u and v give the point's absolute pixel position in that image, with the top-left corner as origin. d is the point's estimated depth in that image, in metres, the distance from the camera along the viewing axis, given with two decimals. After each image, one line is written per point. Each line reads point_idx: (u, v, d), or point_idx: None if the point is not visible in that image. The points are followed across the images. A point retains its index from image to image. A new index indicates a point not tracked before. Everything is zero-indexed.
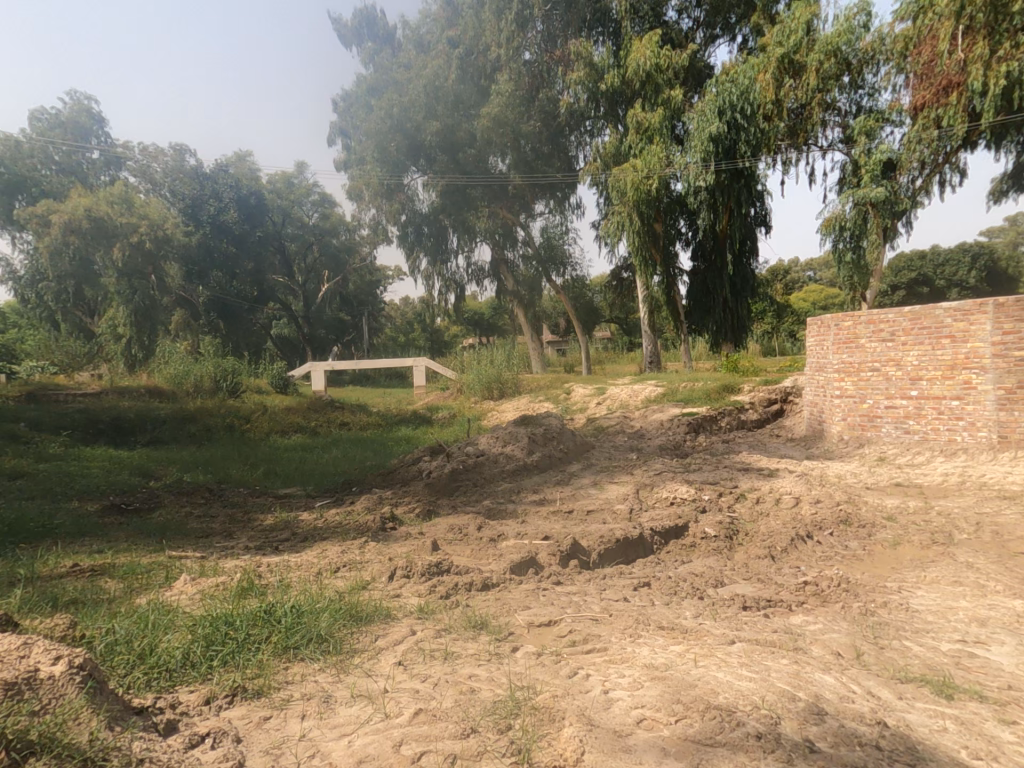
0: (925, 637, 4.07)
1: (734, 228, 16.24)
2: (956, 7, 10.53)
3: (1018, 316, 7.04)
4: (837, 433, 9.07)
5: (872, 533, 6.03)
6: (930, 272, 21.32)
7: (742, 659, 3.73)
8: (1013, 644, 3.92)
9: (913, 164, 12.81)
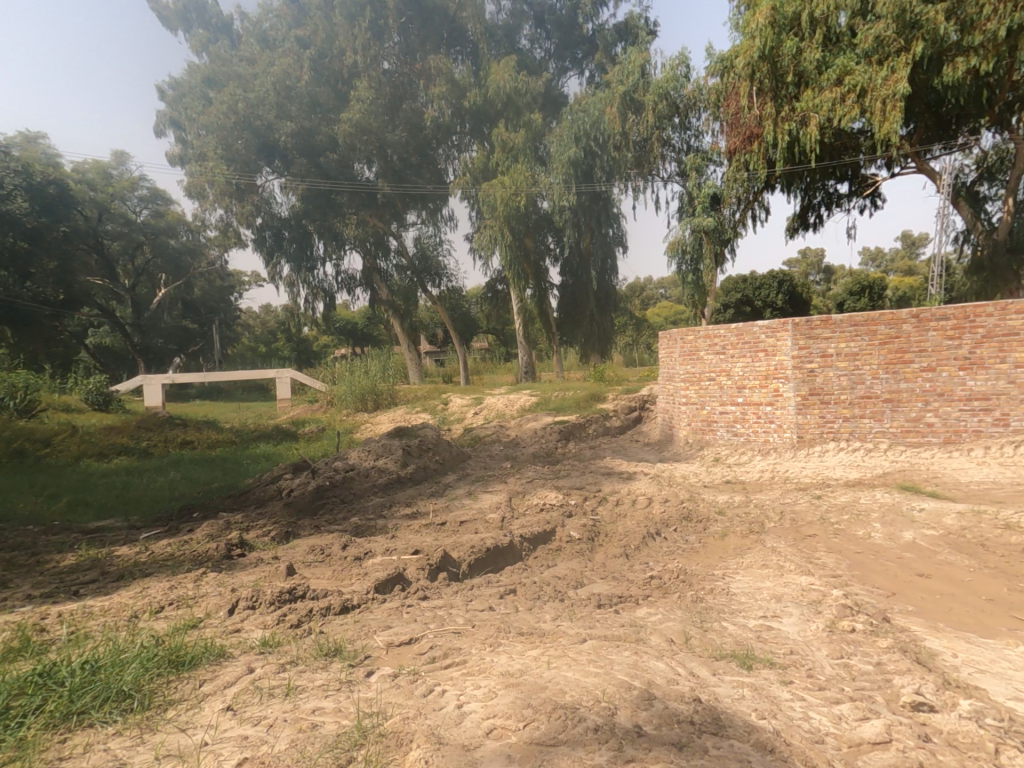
0: (738, 617, 4.63)
1: (597, 247, 17.69)
2: (749, 71, 12.37)
3: (809, 335, 8.39)
4: (683, 437, 10.06)
5: (707, 526, 6.74)
6: (750, 293, 24.62)
7: (590, 656, 3.90)
8: (798, 614, 4.61)
9: (732, 199, 14.84)
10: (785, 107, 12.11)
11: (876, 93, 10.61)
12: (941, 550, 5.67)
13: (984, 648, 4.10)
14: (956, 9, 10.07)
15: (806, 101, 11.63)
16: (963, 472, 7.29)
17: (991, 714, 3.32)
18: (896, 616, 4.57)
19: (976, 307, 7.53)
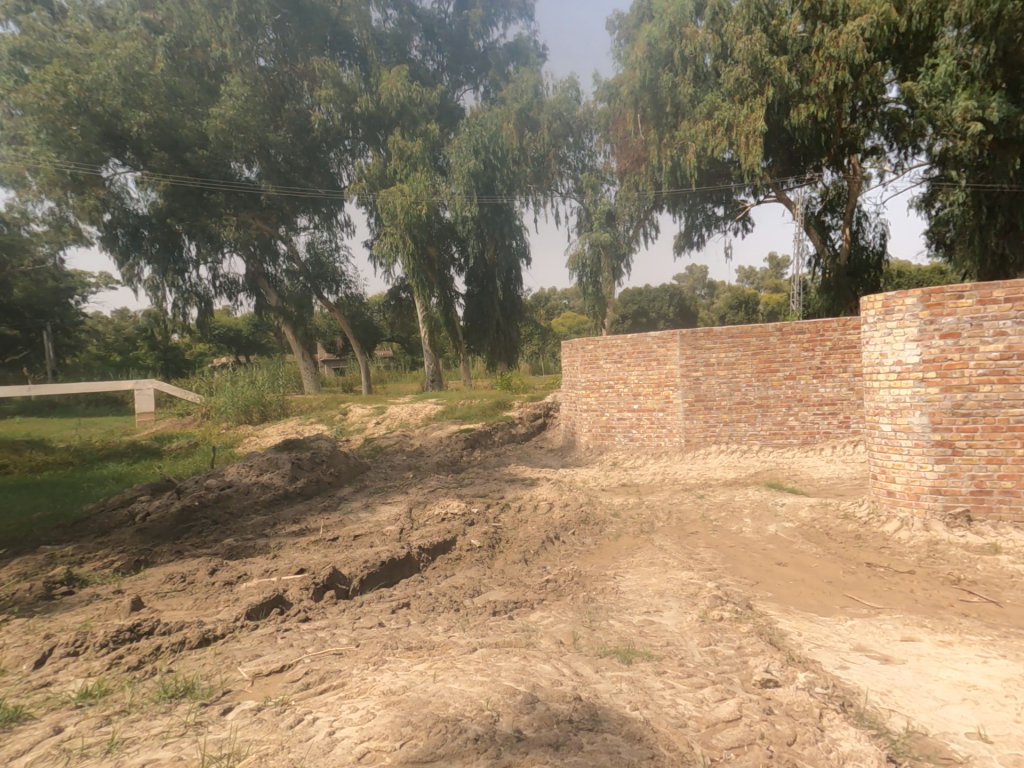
0: (624, 614, 4.86)
1: (501, 257, 18.49)
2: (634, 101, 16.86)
3: (695, 345, 9.09)
4: (584, 442, 10.46)
5: (603, 528, 7.04)
6: (645, 305, 26.33)
7: (479, 665, 3.88)
8: (677, 607, 4.92)
9: (625, 215, 18.73)
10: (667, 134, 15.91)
11: (741, 128, 13.31)
12: (797, 539, 6.35)
13: (825, 625, 4.63)
14: (796, 62, 12.58)
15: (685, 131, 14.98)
16: (816, 470, 8.21)
17: (822, 683, 3.75)
18: (757, 603, 5.04)
19: (824, 324, 8.56)
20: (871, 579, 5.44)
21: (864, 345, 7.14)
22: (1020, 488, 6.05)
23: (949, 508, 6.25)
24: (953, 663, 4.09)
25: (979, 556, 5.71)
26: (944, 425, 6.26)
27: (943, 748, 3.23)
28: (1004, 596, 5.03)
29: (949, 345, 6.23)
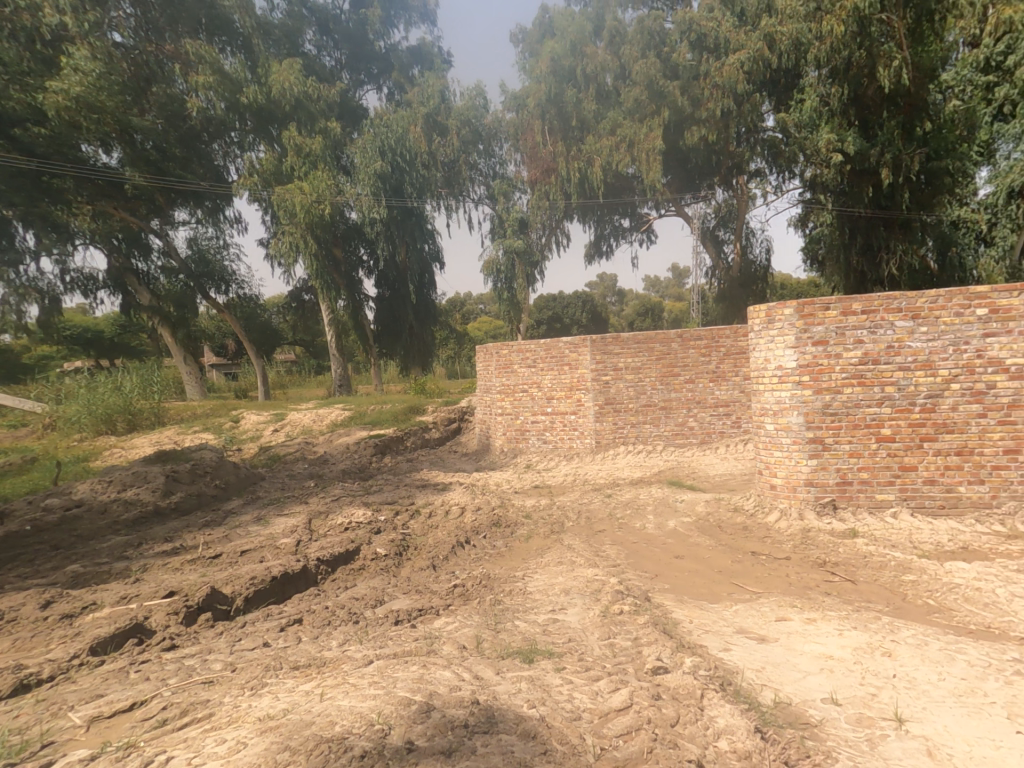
0: (530, 614, 4.93)
1: (413, 260, 18.49)
2: (540, 115, 19.67)
3: (604, 351, 9.45)
4: (499, 446, 10.58)
5: (514, 530, 7.12)
6: (559, 311, 27.15)
7: (373, 678, 3.78)
8: (581, 604, 5.07)
9: (537, 223, 20.41)
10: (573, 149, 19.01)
11: (643, 145, 17.03)
12: (693, 533, 6.77)
13: (712, 612, 4.98)
14: (688, 87, 16.42)
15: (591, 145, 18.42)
16: (712, 467, 8.81)
17: (706, 665, 4.02)
18: (655, 594, 5.31)
19: (719, 331, 9.23)
20: (754, 566, 5.92)
21: (752, 351, 7.73)
22: (874, 478, 6.86)
23: (819, 497, 6.97)
24: (816, 637, 4.55)
25: (841, 541, 6.40)
26: (817, 424, 6.97)
27: (804, 715, 3.59)
28: (861, 574, 5.67)
29: (820, 351, 6.93)
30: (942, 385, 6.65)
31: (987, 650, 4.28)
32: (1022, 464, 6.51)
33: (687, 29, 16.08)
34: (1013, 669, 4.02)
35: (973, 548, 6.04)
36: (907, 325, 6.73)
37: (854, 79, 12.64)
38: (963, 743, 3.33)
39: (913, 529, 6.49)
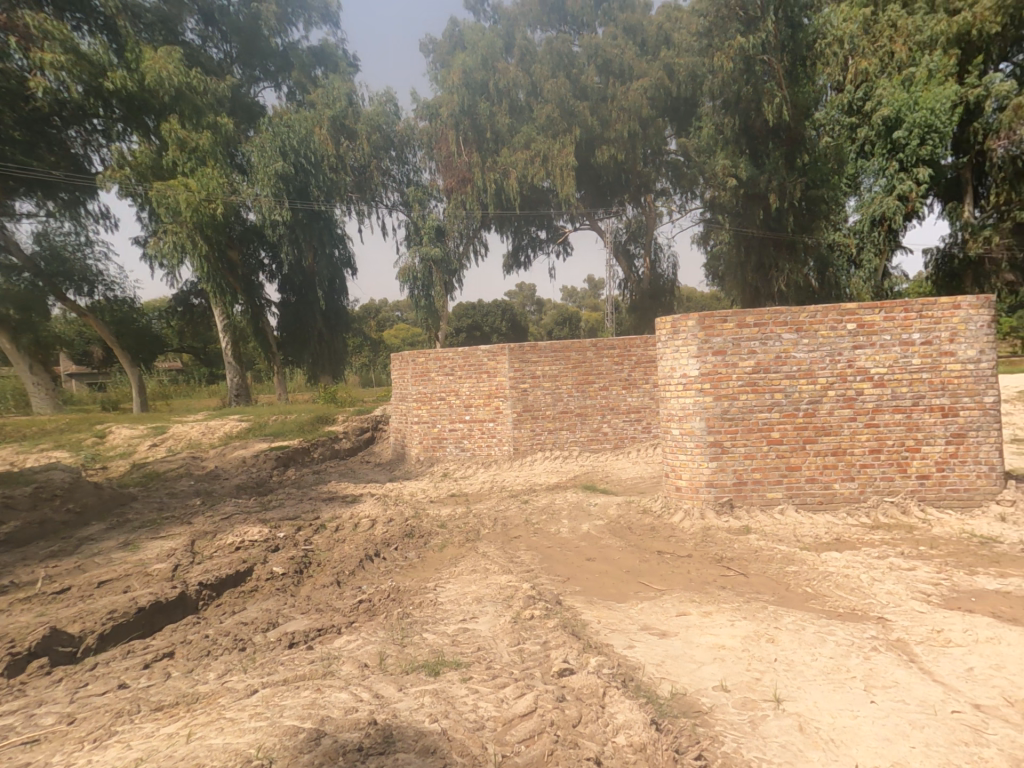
0: (439, 625, 4.86)
1: (319, 265, 18.51)
2: (453, 122, 19.97)
3: (521, 359, 9.60)
4: (416, 454, 10.45)
5: (428, 540, 7.03)
6: (479, 319, 27.33)
7: (255, 710, 3.52)
8: (492, 611, 5.07)
9: (455, 231, 20.31)
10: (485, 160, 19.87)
11: (557, 160, 18.81)
12: (604, 535, 7.01)
13: (618, 611, 5.16)
14: (597, 110, 19.33)
15: (505, 158, 19.52)
16: (624, 471, 9.19)
17: (609, 663, 4.15)
18: (566, 597, 5.44)
19: (630, 341, 9.68)
20: (659, 565, 6.22)
21: (659, 359, 8.18)
22: (765, 478, 7.46)
23: (718, 498, 7.47)
24: (711, 628, 4.86)
25: (737, 537, 6.89)
26: (717, 429, 7.48)
27: (697, 704, 3.82)
28: (752, 567, 6.13)
29: (720, 360, 7.45)
30: (821, 392, 7.37)
31: (853, 630, 4.79)
32: (884, 462, 7.33)
33: (593, 55, 19.66)
34: (873, 645, 4.51)
35: (845, 538, 6.72)
36: (792, 338, 7.39)
37: (743, 111, 17.46)
38: (830, 715, 3.69)
39: (797, 523, 7.15)
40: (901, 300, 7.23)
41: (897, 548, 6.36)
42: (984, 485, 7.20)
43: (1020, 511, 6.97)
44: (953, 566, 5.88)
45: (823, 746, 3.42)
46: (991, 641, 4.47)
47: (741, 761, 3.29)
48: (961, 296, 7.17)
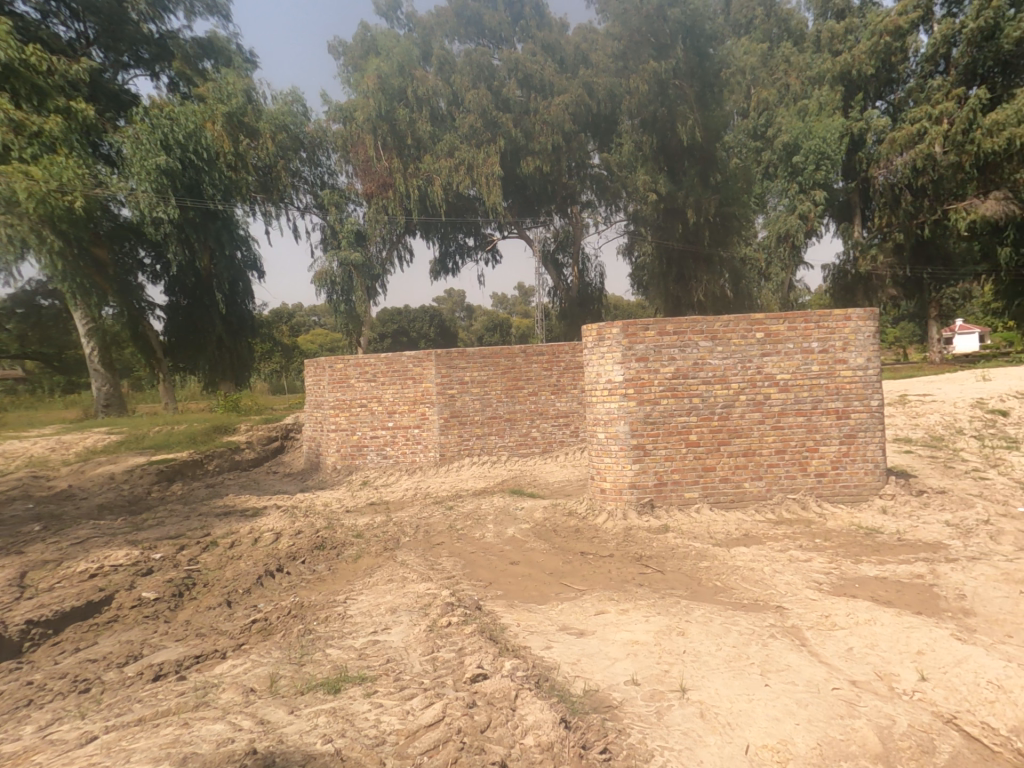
0: (346, 640, 4.61)
1: (217, 268, 18.13)
2: (371, 127, 19.00)
3: (449, 364, 9.61)
4: (332, 464, 10.24)
5: (341, 552, 6.79)
6: (405, 324, 27.06)
7: (93, 758, 3.08)
8: (407, 620, 4.89)
9: (377, 237, 19.86)
10: (410, 167, 19.30)
11: (481, 170, 18.71)
12: (528, 538, 7.11)
13: (538, 613, 5.18)
14: (520, 121, 19.50)
15: (427, 165, 19.08)
16: (551, 474, 9.40)
17: (523, 665, 4.15)
18: (486, 602, 5.38)
19: (559, 347, 9.89)
20: (581, 565, 6.34)
21: (586, 365, 8.42)
22: (683, 478, 7.86)
23: (640, 498, 7.79)
24: (627, 625, 4.98)
25: (657, 536, 7.20)
26: (640, 432, 7.80)
27: (608, 699, 3.92)
28: (668, 565, 6.40)
29: (642, 367, 7.78)
30: (734, 396, 7.85)
31: (754, 619, 5.09)
32: (788, 462, 7.90)
33: (513, 69, 19.55)
34: (771, 633, 4.82)
35: (753, 534, 7.18)
36: (708, 346, 7.84)
37: (660, 131, 20.06)
38: (728, 700, 3.91)
39: (712, 521, 7.57)
40: (801, 312, 7.85)
41: (797, 542, 6.88)
42: (870, 481, 7.93)
43: (899, 503, 7.79)
44: (842, 556, 6.43)
45: (721, 730, 3.63)
46: (869, 622, 4.92)
47: (645, 749, 3.44)
48: (851, 308, 7.88)
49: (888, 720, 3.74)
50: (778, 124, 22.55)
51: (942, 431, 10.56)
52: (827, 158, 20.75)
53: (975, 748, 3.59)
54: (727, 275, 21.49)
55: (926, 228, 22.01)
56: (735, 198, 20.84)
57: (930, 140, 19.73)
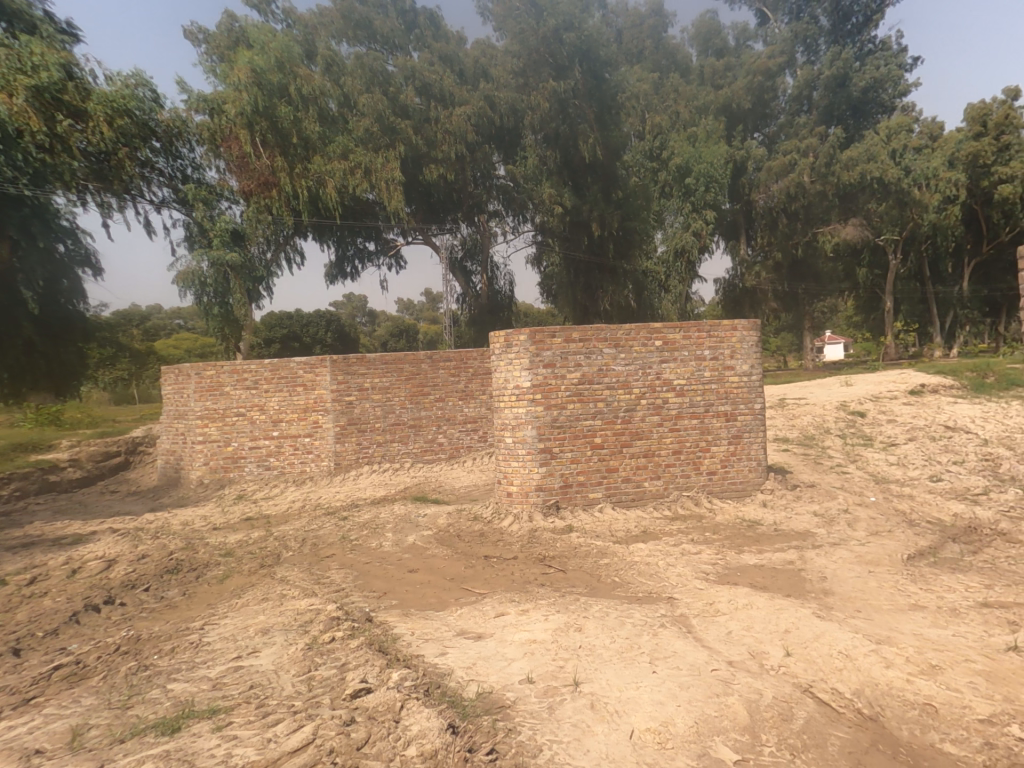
0: (197, 670, 4.16)
1: (20, 262, 13.21)
2: (247, 122, 15.77)
3: (345, 371, 9.48)
4: (197, 478, 9.70)
5: (201, 574, 6.26)
6: (297, 329, 23.80)
7: None
8: (280, 642, 4.58)
9: (259, 239, 16.84)
10: (297, 166, 16.69)
11: (381, 175, 17.62)
12: (430, 545, 7.11)
13: (433, 620, 5.13)
14: (421, 127, 19.14)
15: (318, 165, 16.82)
16: (457, 480, 9.48)
17: (413, 674, 4.09)
18: (379, 613, 5.24)
19: (467, 354, 10.02)
20: (483, 569, 6.42)
21: (493, 371, 8.53)
22: (588, 480, 8.18)
23: (546, 500, 8.02)
24: (525, 625, 4.99)
25: (560, 536, 7.44)
26: (547, 436, 8.03)
27: (501, 699, 3.86)
28: (570, 564, 6.61)
29: (549, 372, 8.03)
30: (635, 401, 8.29)
31: (647, 611, 5.30)
32: (683, 462, 8.46)
33: (410, 76, 19.23)
34: (661, 623, 5.00)
35: (650, 531, 7.62)
36: (611, 352, 8.24)
37: (563, 146, 21.23)
38: (617, 690, 3.94)
39: (612, 519, 7.94)
40: (695, 322, 8.48)
41: (688, 536, 7.39)
42: (753, 478, 8.68)
43: (777, 497, 8.58)
44: (727, 548, 6.99)
45: (609, 718, 3.64)
46: (747, 606, 5.25)
47: (534, 746, 3.40)
48: (738, 320, 8.62)
49: (757, 694, 3.85)
50: (672, 147, 23.89)
51: (813, 430, 11.80)
52: (714, 183, 23.31)
53: (825, 711, 3.68)
54: (630, 286, 23.19)
55: (799, 248, 24.97)
56: (635, 215, 22.71)
57: (800, 171, 22.94)
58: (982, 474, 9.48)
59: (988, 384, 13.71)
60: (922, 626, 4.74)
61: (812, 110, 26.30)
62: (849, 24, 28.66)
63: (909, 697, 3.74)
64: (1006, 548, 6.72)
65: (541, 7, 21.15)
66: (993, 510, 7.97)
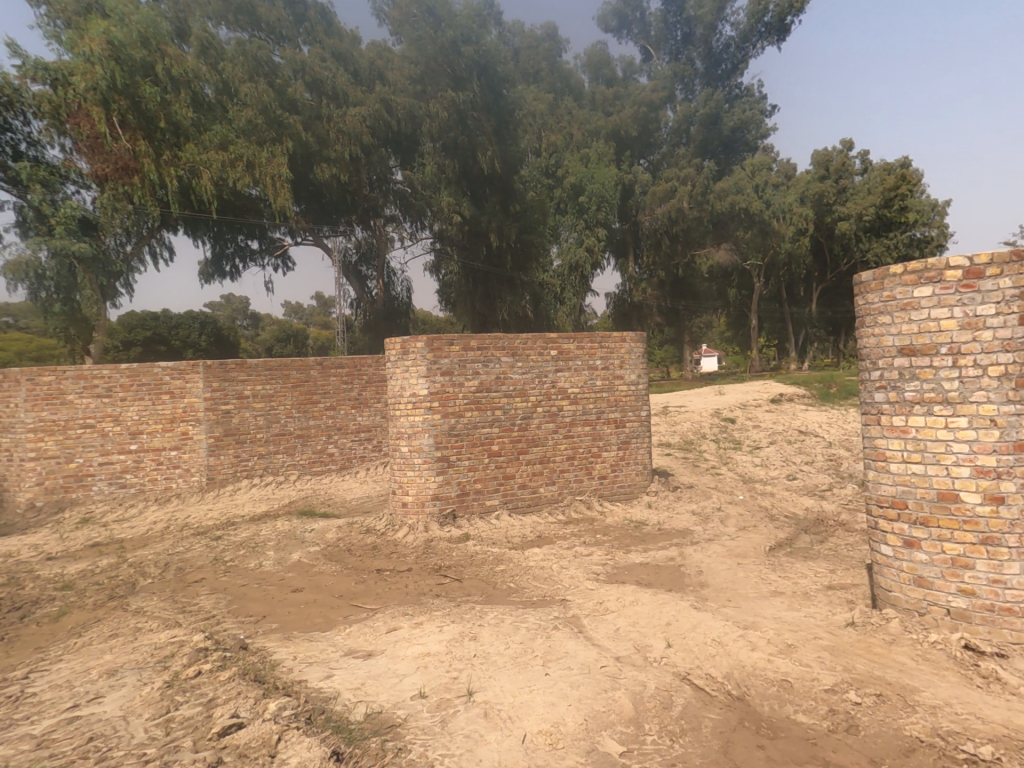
0: (16, 729, 3.56)
1: None
2: (102, 99, 13.73)
3: (221, 377, 8.75)
4: (27, 501, 8.34)
5: (29, 613, 5.39)
6: (164, 331, 21.48)
7: None
8: (131, 682, 4.07)
9: (115, 229, 14.86)
10: (166, 153, 14.90)
11: (267, 170, 16.57)
12: (317, 562, 6.73)
13: (319, 642, 4.84)
14: (312, 123, 18.29)
15: (191, 154, 15.27)
16: (350, 492, 9.11)
17: (294, 703, 3.81)
18: (255, 640, 4.84)
19: (361, 361, 9.70)
20: (376, 584, 6.17)
21: (390, 378, 8.32)
22: (485, 487, 8.22)
23: (442, 510, 7.93)
24: (418, 639, 4.87)
25: (456, 546, 7.39)
26: (444, 444, 7.95)
27: (391, 718, 3.72)
28: (466, 572, 6.57)
29: (447, 380, 7.98)
30: (531, 408, 8.50)
31: (541, 615, 5.41)
32: (576, 467, 8.80)
33: (300, 70, 18.33)
34: (553, 625, 5.14)
35: (546, 535, 7.84)
36: (509, 361, 8.37)
37: (462, 155, 21.41)
38: (509, 696, 3.98)
39: (508, 526, 8.05)
40: (588, 333, 8.89)
41: (581, 538, 7.70)
42: (639, 480, 9.25)
43: (660, 498, 9.21)
44: (616, 548, 7.37)
45: (501, 725, 3.66)
46: (633, 603, 5.57)
47: (424, 762, 3.32)
48: (626, 332, 9.18)
49: (640, 686, 4.08)
50: (567, 166, 25.03)
51: (692, 436, 12.85)
52: (606, 202, 24.55)
53: (700, 696, 3.97)
54: (528, 296, 23.75)
55: (680, 269, 27.23)
56: (533, 228, 23.44)
57: (681, 197, 24.96)
58: (827, 472, 10.93)
59: (832, 393, 15.85)
60: (781, 610, 5.30)
61: (690, 143, 28.96)
62: (719, 70, 32.17)
63: (769, 675, 4.13)
64: (845, 536, 7.77)
65: (438, 16, 21.35)
66: (836, 503, 9.19)
